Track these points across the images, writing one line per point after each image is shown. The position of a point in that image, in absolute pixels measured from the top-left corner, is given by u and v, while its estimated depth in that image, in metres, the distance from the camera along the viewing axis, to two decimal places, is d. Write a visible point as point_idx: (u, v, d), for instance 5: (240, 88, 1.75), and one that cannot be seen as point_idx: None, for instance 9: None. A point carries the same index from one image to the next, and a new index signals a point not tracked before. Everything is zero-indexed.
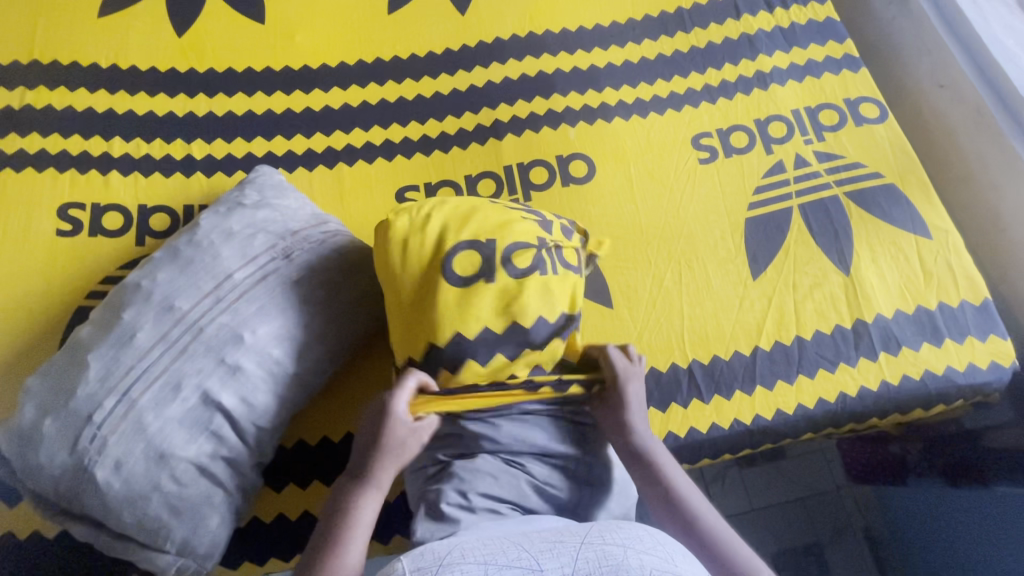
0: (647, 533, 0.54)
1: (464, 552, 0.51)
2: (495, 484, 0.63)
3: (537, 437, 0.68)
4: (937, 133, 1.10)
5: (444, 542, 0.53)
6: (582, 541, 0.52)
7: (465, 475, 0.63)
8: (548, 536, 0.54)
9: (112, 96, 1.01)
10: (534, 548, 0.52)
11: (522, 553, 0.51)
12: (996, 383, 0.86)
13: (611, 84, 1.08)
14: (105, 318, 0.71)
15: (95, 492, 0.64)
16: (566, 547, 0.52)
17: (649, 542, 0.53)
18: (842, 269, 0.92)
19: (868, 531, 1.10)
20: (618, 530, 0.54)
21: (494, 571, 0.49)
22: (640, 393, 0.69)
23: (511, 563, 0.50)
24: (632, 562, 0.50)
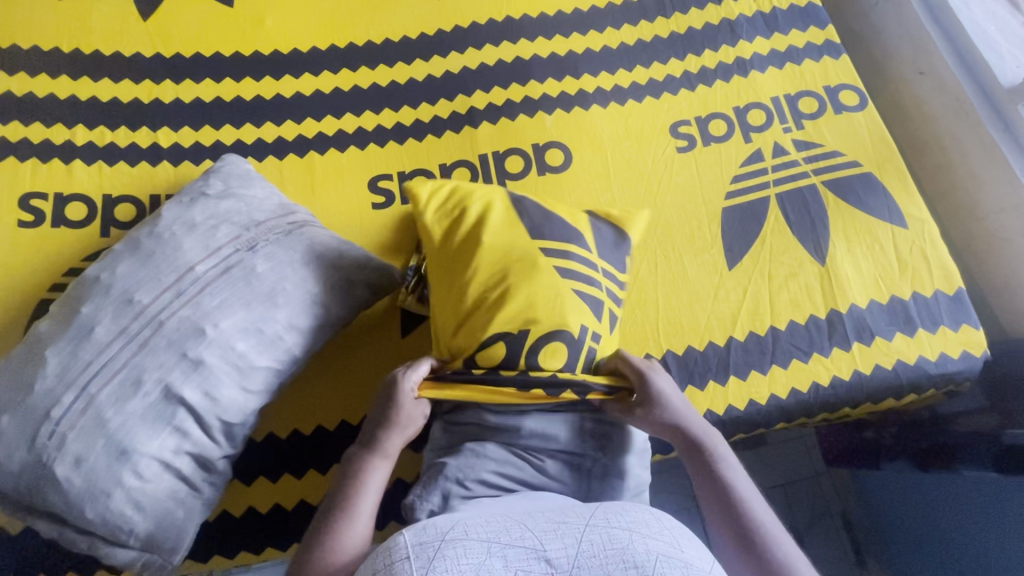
0: (654, 517, 0.53)
1: (467, 528, 0.50)
2: (499, 468, 0.64)
3: (554, 433, 0.67)
4: (917, 120, 1.09)
5: (447, 516, 0.52)
6: (587, 523, 0.52)
7: (474, 455, 0.65)
8: (552, 516, 0.53)
9: (75, 82, 0.98)
10: (539, 528, 0.51)
11: (525, 532, 0.50)
12: (967, 372, 0.86)
13: (589, 71, 1.06)
14: (65, 310, 0.70)
15: (55, 488, 0.63)
16: (570, 528, 0.51)
17: (656, 527, 0.52)
18: (817, 259, 0.92)
19: (846, 515, 1.16)
20: (624, 513, 0.53)
21: (495, 550, 0.48)
22: (670, 387, 0.69)
23: (513, 542, 0.49)
24: (638, 546, 0.49)
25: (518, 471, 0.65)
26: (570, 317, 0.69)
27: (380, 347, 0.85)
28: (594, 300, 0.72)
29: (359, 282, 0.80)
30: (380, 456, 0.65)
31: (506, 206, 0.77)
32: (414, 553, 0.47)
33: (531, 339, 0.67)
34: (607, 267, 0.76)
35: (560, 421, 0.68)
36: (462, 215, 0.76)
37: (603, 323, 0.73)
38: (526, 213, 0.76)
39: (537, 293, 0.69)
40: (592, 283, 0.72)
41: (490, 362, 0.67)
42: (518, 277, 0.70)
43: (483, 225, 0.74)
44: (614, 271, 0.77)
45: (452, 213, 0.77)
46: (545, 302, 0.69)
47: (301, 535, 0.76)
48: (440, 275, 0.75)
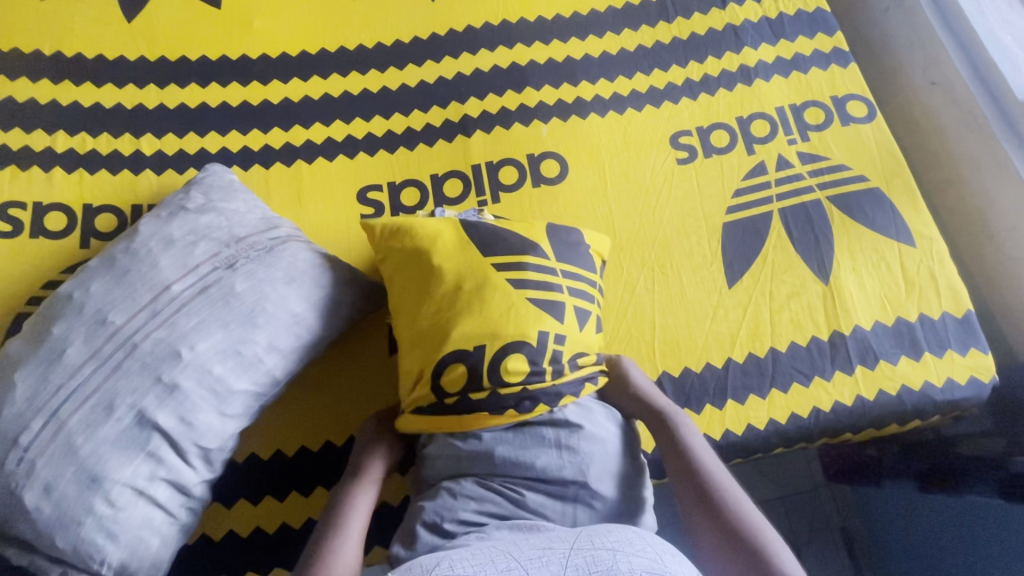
0: (637, 534, 0.52)
1: (453, 563, 0.47)
2: (479, 507, 0.59)
3: (531, 459, 0.61)
4: (928, 133, 1.05)
5: (432, 555, 0.49)
6: (572, 547, 0.49)
7: (450, 495, 0.60)
8: (537, 544, 0.51)
9: (56, 86, 0.96)
10: (524, 557, 0.48)
11: (510, 562, 0.48)
12: (975, 399, 0.83)
13: (587, 78, 1.02)
14: (37, 331, 0.67)
15: (24, 517, 0.60)
16: (555, 554, 0.49)
17: (639, 544, 0.50)
18: (820, 278, 0.88)
19: (847, 533, 1.10)
20: (607, 533, 0.51)
21: None
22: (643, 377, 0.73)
23: (497, 572, 0.46)
24: (622, 564, 0.47)
25: (499, 507, 0.59)
26: (529, 331, 0.66)
27: (365, 367, 0.83)
28: (554, 306, 0.69)
29: (344, 300, 0.77)
30: (364, 479, 0.65)
31: (450, 228, 0.74)
32: None
33: (491, 353, 0.65)
34: (570, 270, 0.73)
35: (535, 453, 0.62)
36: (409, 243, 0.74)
37: (568, 325, 0.69)
38: (475, 235, 0.73)
39: (493, 316, 0.67)
40: (551, 290, 0.70)
41: (458, 382, 0.65)
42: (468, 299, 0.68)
43: (435, 247, 0.72)
44: (574, 269, 0.74)
45: (396, 237, 0.75)
46: (499, 323, 0.66)
47: (284, 559, 0.73)
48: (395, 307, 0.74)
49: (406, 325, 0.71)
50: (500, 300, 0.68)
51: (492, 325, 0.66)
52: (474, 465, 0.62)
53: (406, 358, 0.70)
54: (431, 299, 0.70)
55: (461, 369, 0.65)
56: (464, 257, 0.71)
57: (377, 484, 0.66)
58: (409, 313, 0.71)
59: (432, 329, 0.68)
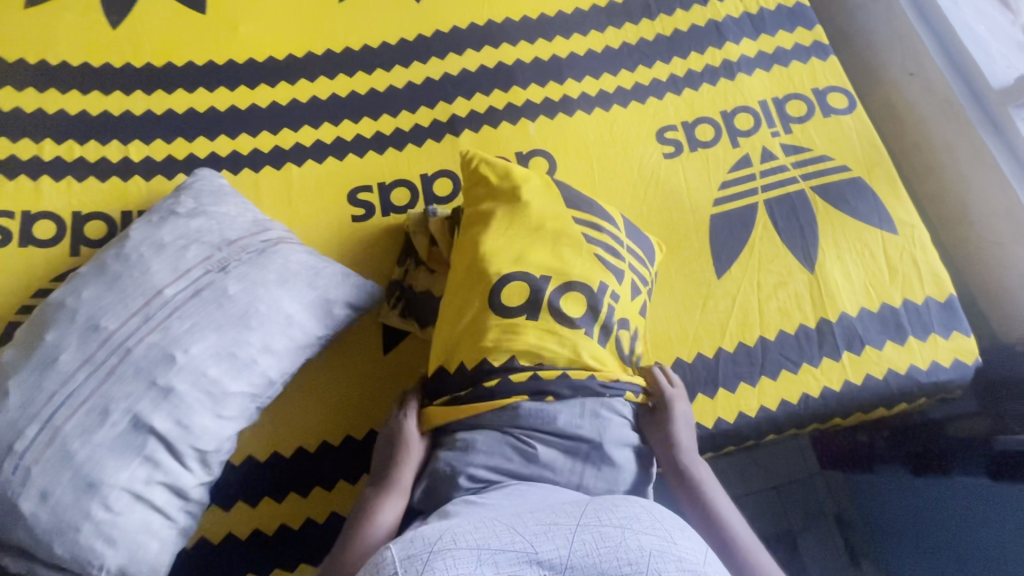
0: (644, 509, 0.52)
1: (456, 536, 0.48)
2: (489, 459, 0.60)
3: (553, 413, 0.63)
4: (908, 123, 1.08)
5: (435, 526, 0.50)
6: (579, 523, 0.50)
7: (463, 446, 0.62)
8: (542, 515, 0.51)
9: (42, 94, 0.95)
10: (528, 531, 0.49)
11: (515, 537, 0.48)
12: (959, 381, 0.85)
13: (573, 76, 1.04)
14: (29, 338, 0.67)
15: (20, 524, 0.60)
16: (561, 529, 0.49)
17: (647, 521, 0.51)
18: (806, 267, 0.90)
19: (839, 515, 1.12)
20: (614, 509, 0.52)
21: (486, 558, 0.47)
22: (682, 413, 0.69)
23: (503, 547, 0.47)
24: (631, 543, 0.48)
25: (510, 462, 0.60)
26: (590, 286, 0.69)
27: (358, 367, 0.83)
28: (615, 269, 0.72)
29: (337, 300, 0.78)
30: (392, 493, 0.61)
31: (545, 182, 0.76)
32: (403, 568, 0.45)
33: (553, 290, 0.68)
34: (632, 246, 0.77)
35: (555, 409, 0.63)
36: (498, 183, 0.75)
37: (623, 288, 0.72)
38: (562, 188, 0.76)
39: (556, 260, 0.70)
40: (615, 256, 0.73)
41: (518, 304, 0.67)
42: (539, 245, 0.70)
43: (525, 181, 0.75)
44: (636, 247, 0.78)
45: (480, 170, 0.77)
46: (566, 264, 0.69)
47: (283, 561, 0.73)
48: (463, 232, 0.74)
49: (470, 238, 0.72)
50: (569, 250, 0.70)
51: (563, 264, 0.69)
52: (497, 416, 0.64)
53: (461, 275, 0.71)
54: (505, 224, 0.71)
55: (524, 291, 0.67)
56: (549, 197, 0.74)
57: (404, 500, 0.61)
58: (479, 228, 0.72)
59: (500, 248, 0.69)
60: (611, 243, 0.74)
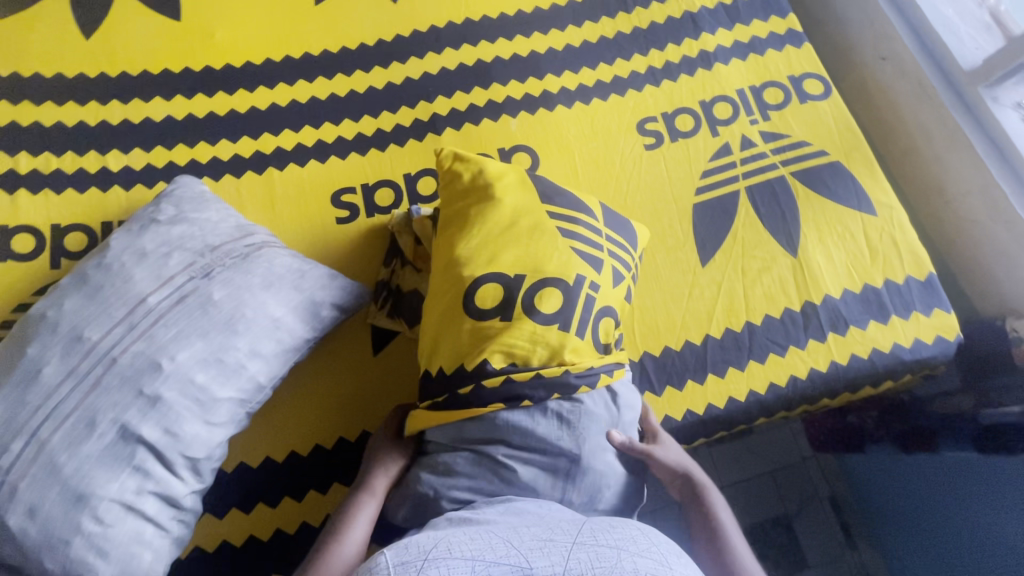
0: (641, 533, 0.52)
1: (450, 546, 0.48)
2: (469, 483, 0.62)
3: (528, 425, 0.64)
4: (883, 107, 1.09)
5: (430, 535, 0.51)
6: (575, 541, 0.50)
7: (444, 470, 0.63)
8: (539, 534, 0.52)
9: (16, 107, 0.94)
10: (524, 547, 0.49)
11: (511, 550, 0.48)
12: (942, 357, 0.87)
13: (552, 71, 1.04)
14: (10, 353, 0.66)
15: (7, 541, 0.59)
16: (557, 546, 0.50)
17: (644, 543, 0.51)
18: (789, 251, 0.91)
19: (834, 498, 1.18)
20: (611, 532, 0.52)
21: (479, 568, 0.46)
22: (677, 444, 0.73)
23: (497, 560, 0.47)
24: (626, 563, 0.47)
25: (489, 483, 0.62)
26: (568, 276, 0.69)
27: (347, 370, 0.83)
28: (593, 258, 0.72)
29: (323, 302, 0.77)
30: (366, 495, 0.65)
31: (520, 179, 0.75)
32: (395, 571, 0.45)
33: (529, 284, 0.67)
34: (613, 234, 0.77)
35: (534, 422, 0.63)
36: (474, 181, 0.74)
37: (603, 277, 0.72)
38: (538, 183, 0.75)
39: (533, 254, 0.69)
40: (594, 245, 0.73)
41: (494, 303, 0.67)
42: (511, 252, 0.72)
43: (499, 180, 0.74)
44: (619, 239, 0.78)
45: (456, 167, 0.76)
46: (543, 259, 0.69)
47: (281, 565, 0.73)
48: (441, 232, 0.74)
49: (447, 240, 0.72)
50: (547, 244, 0.70)
51: (539, 258, 0.69)
52: (476, 431, 0.64)
53: (438, 275, 0.71)
54: (482, 222, 0.71)
55: (500, 291, 0.67)
56: (525, 194, 0.74)
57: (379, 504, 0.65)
58: (455, 229, 0.72)
59: (475, 249, 0.69)
60: (589, 234, 0.74)
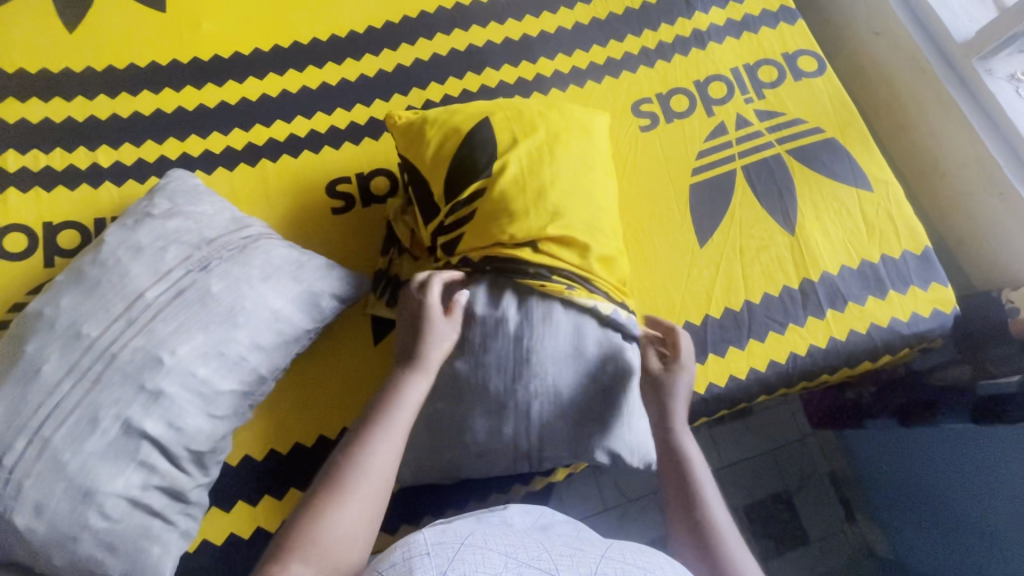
0: (669, 562, 0.52)
1: (488, 540, 0.50)
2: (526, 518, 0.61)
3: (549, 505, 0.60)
4: (877, 83, 1.09)
5: (469, 528, 0.53)
6: (603, 556, 0.51)
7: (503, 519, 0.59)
8: (571, 544, 0.53)
9: (0, 104, 0.92)
10: (555, 553, 0.50)
11: (542, 554, 0.50)
12: (939, 330, 0.88)
13: (545, 54, 1.03)
14: (9, 351, 0.66)
15: (16, 539, 0.59)
16: (585, 557, 0.50)
17: (670, 571, 0.50)
18: (787, 229, 0.91)
19: (833, 474, 1.20)
20: (640, 553, 0.52)
21: (512, 565, 0.48)
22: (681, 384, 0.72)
23: (529, 561, 0.49)
24: None
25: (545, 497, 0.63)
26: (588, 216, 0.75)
27: (349, 360, 0.83)
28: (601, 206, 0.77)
29: (323, 292, 0.77)
30: (417, 371, 0.63)
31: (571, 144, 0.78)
32: (433, 550, 0.47)
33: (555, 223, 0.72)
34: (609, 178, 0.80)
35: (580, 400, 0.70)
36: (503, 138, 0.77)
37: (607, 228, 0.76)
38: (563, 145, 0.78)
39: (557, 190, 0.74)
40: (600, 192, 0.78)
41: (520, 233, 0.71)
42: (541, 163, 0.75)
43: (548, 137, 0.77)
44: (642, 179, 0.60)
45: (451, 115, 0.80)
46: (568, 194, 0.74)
47: None
48: (431, 163, 0.78)
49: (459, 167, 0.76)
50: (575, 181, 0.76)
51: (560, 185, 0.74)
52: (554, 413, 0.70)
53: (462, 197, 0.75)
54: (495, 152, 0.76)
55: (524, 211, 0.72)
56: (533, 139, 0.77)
57: (423, 379, 0.63)
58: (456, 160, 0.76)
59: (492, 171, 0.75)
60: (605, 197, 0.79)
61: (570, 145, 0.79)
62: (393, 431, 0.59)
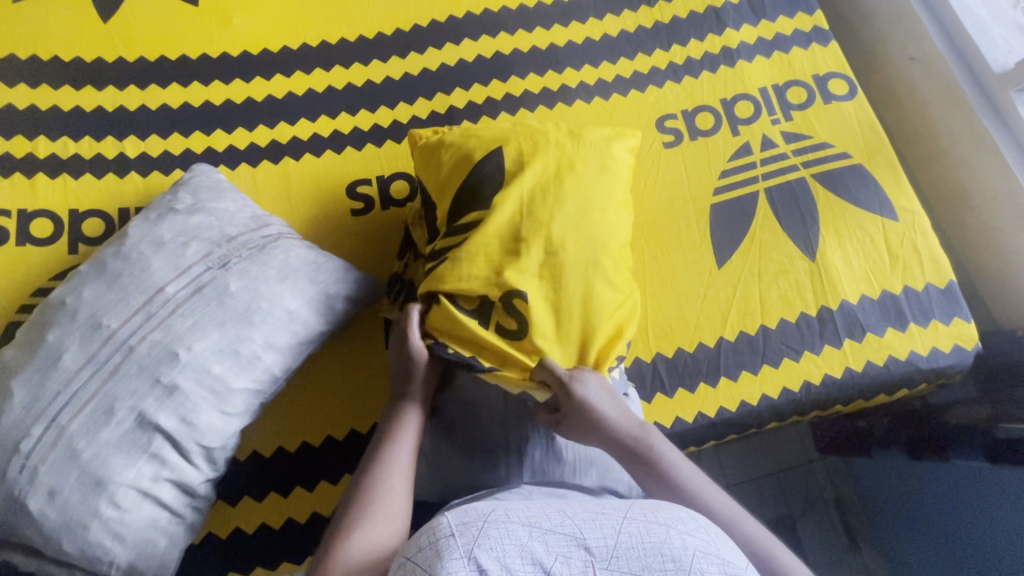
0: (690, 515, 0.50)
1: (507, 512, 0.48)
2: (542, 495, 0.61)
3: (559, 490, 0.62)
4: (909, 109, 1.07)
5: (486, 503, 0.50)
6: (625, 515, 0.49)
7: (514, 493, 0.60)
8: (591, 508, 0.50)
9: (34, 91, 0.94)
10: (578, 517, 0.48)
11: (565, 520, 0.48)
12: (959, 366, 0.86)
13: (572, 65, 1.03)
14: (31, 338, 0.67)
15: (29, 524, 0.61)
16: (608, 519, 0.48)
17: (692, 524, 0.49)
18: (807, 255, 0.90)
19: (838, 501, 1.18)
20: (660, 510, 0.50)
21: (536, 535, 0.46)
22: (599, 391, 0.66)
23: (553, 528, 0.46)
24: (675, 540, 0.46)
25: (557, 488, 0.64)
26: (610, 233, 0.75)
27: (363, 363, 0.83)
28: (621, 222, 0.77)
29: (338, 295, 0.77)
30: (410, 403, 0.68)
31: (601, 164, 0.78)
32: (457, 530, 0.45)
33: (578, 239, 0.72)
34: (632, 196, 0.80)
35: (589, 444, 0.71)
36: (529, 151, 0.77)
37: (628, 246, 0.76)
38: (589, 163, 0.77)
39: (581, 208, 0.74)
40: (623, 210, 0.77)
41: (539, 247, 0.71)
42: (546, 200, 0.72)
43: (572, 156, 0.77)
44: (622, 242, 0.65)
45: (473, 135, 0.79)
46: (592, 211, 0.74)
47: (293, 553, 0.74)
48: (440, 185, 0.77)
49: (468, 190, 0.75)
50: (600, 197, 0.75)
51: (579, 201, 0.74)
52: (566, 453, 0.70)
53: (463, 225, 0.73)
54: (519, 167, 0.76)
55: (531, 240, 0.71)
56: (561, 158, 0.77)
57: (422, 414, 0.68)
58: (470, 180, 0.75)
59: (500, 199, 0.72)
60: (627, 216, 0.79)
61: (576, 177, 0.75)
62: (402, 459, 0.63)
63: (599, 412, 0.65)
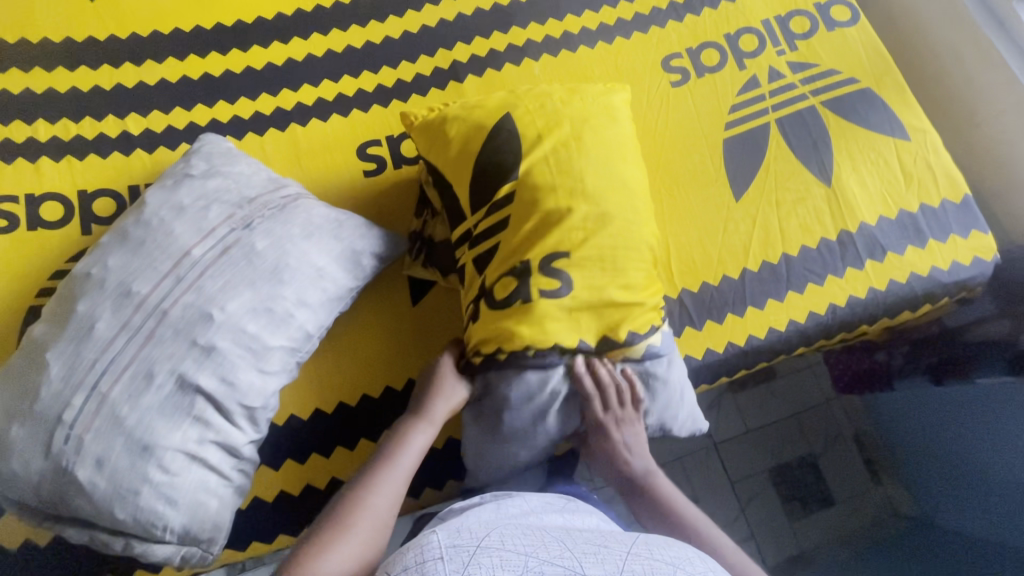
0: (698, 557, 0.49)
1: (503, 541, 0.47)
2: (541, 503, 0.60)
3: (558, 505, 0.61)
4: (910, 34, 1.07)
5: (483, 529, 0.50)
6: (629, 552, 0.47)
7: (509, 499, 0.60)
8: (592, 541, 0.49)
9: (27, 74, 0.92)
10: (577, 550, 0.47)
11: (563, 552, 0.46)
12: (979, 278, 0.87)
13: (572, 11, 1.01)
14: (60, 312, 0.66)
15: (80, 493, 0.60)
16: (611, 554, 0.47)
17: (701, 565, 0.47)
18: (823, 181, 0.90)
19: (858, 435, 1.20)
20: (667, 548, 0.49)
21: (532, 565, 0.45)
22: (630, 435, 0.70)
23: (551, 559, 0.45)
24: None
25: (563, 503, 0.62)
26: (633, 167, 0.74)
27: (393, 321, 0.83)
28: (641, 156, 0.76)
29: (364, 251, 0.77)
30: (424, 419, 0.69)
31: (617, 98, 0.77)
32: (447, 554, 0.45)
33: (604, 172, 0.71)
34: None
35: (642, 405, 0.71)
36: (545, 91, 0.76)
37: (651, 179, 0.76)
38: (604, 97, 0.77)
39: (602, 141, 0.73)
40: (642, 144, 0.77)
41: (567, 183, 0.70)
42: (568, 137, 0.72)
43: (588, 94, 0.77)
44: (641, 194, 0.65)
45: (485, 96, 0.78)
46: (613, 144, 0.74)
47: None
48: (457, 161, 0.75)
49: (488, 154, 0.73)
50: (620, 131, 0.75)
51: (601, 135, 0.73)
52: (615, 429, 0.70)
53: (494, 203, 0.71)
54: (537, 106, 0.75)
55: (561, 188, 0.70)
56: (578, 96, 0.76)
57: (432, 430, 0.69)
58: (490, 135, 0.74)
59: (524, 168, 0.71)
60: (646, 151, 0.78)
61: (604, 112, 0.75)
62: (396, 473, 0.64)
63: (619, 450, 0.70)
